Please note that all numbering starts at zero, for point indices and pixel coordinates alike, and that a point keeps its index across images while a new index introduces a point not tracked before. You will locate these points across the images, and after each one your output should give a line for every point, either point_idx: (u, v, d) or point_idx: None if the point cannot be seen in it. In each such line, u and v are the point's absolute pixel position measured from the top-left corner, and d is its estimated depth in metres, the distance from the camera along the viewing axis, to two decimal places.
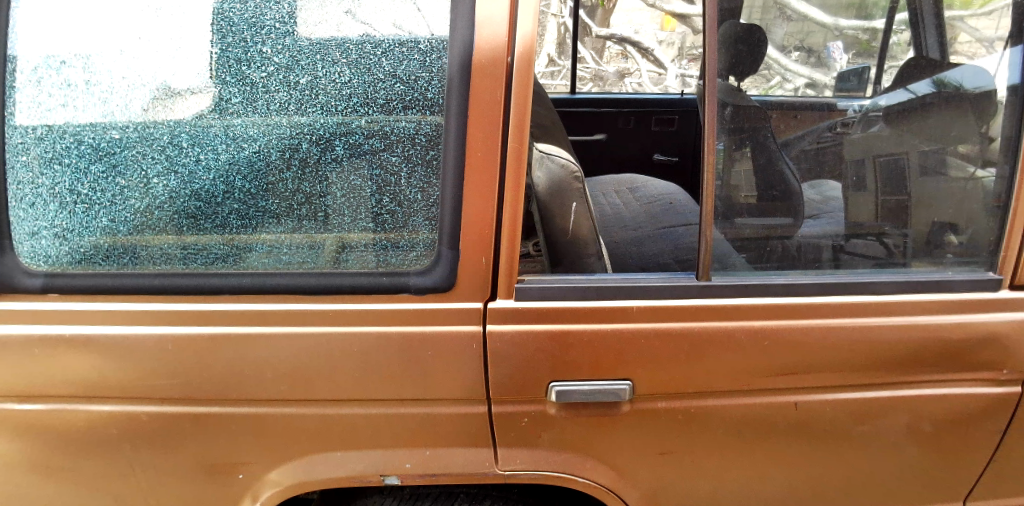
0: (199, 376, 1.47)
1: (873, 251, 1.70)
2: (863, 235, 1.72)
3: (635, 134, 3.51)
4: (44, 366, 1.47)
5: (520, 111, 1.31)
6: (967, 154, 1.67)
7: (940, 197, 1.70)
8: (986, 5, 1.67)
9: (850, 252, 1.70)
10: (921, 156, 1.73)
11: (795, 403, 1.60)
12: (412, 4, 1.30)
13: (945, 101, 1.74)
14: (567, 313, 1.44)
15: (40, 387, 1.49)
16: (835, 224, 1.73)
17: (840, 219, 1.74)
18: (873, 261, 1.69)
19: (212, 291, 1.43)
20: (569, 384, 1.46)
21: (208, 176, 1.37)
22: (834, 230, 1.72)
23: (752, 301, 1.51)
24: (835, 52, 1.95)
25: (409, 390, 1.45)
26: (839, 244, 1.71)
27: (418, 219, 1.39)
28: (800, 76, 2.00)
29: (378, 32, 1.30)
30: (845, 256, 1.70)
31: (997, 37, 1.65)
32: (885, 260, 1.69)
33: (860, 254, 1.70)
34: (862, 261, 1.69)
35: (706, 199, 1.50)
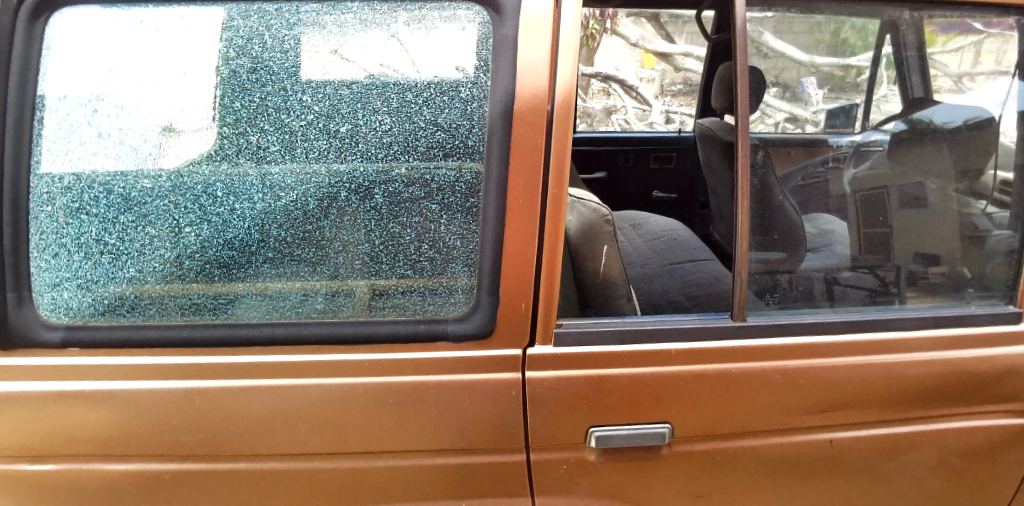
0: (226, 430, 1.42)
1: (866, 282, 1.71)
2: (856, 269, 1.73)
3: (632, 172, 3.54)
4: (62, 424, 1.42)
5: (561, 158, 1.31)
6: (944, 190, 1.73)
7: (946, 229, 1.74)
8: (951, 42, 1.69)
9: (843, 285, 1.71)
10: (903, 186, 1.75)
11: (830, 442, 1.56)
12: (400, 44, 1.31)
13: (919, 135, 1.78)
14: (606, 357, 1.42)
15: (57, 445, 1.43)
16: (842, 257, 1.73)
17: (847, 250, 1.74)
18: (864, 299, 1.70)
19: (244, 343, 1.40)
20: (608, 429, 1.44)
21: (243, 225, 1.35)
22: (843, 262, 1.73)
23: (787, 340, 1.51)
24: (809, 87, 1.81)
25: (446, 440, 1.42)
26: (832, 276, 1.71)
27: (456, 266, 1.38)
28: (782, 109, 1.83)
29: (364, 71, 1.30)
30: (839, 288, 1.70)
31: (963, 72, 1.72)
32: (876, 293, 1.71)
33: (854, 286, 1.71)
34: (855, 296, 1.70)
35: (740, 239, 1.50)
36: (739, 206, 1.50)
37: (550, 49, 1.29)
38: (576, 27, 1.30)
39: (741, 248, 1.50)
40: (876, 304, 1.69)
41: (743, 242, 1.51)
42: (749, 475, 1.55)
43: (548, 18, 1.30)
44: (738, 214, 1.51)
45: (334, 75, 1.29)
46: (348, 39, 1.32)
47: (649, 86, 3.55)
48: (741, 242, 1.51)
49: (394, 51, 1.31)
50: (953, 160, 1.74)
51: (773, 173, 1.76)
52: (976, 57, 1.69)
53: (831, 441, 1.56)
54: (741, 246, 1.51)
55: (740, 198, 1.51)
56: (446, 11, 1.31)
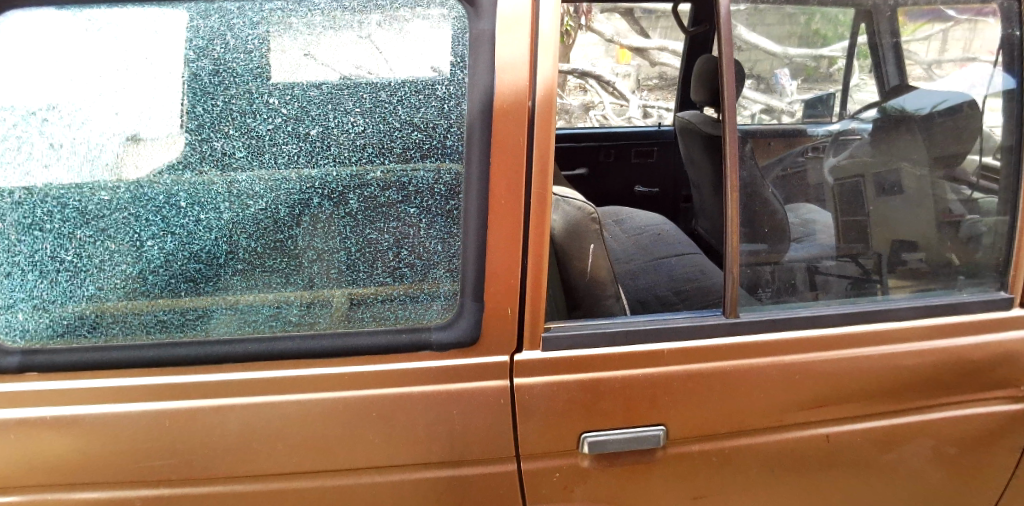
0: (202, 451, 1.35)
1: (847, 270, 1.67)
2: (838, 258, 1.69)
3: (615, 168, 3.48)
4: (24, 453, 1.34)
5: (544, 156, 1.26)
6: (918, 174, 1.72)
7: (926, 212, 1.72)
8: (919, 30, 1.68)
9: (826, 275, 1.67)
10: (879, 174, 1.72)
11: (826, 436, 1.53)
12: (373, 46, 1.24)
13: (891, 122, 1.76)
14: (598, 360, 1.37)
15: (23, 475, 1.35)
16: (826, 247, 1.69)
17: (832, 240, 1.69)
18: (846, 289, 1.65)
19: (217, 360, 1.32)
20: (602, 434, 1.38)
21: (210, 236, 1.27)
22: (827, 252, 1.68)
23: (782, 334, 1.47)
24: (783, 78, 1.73)
25: (433, 453, 1.36)
26: (814, 266, 1.67)
27: (437, 271, 1.32)
28: (757, 102, 1.74)
29: (337, 73, 1.23)
30: (821, 278, 1.66)
31: (932, 60, 1.70)
32: (857, 281, 1.67)
33: (836, 275, 1.67)
34: (836, 285, 1.66)
35: (731, 234, 1.46)
36: (730, 200, 1.45)
37: (530, 44, 1.24)
38: (556, 24, 1.24)
39: (733, 242, 1.46)
40: (861, 293, 1.65)
41: (733, 237, 1.46)
42: (748, 475, 1.50)
43: (527, 12, 1.24)
44: (727, 208, 1.47)
45: (304, 77, 1.23)
46: (315, 41, 1.25)
47: (626, 82, 3.39)
48: (733, 236, 1.46)
49: (364, 51, 1.24)
50: (929, 147, 1.72)
51: (757, 165, 1.69)
52: (943, 45, 1.68)
53: (828, 435, 1.53)
54: (733, 240, 1.46)
55: (730, 191, 1.46)
56: (418, 7, 1.24)
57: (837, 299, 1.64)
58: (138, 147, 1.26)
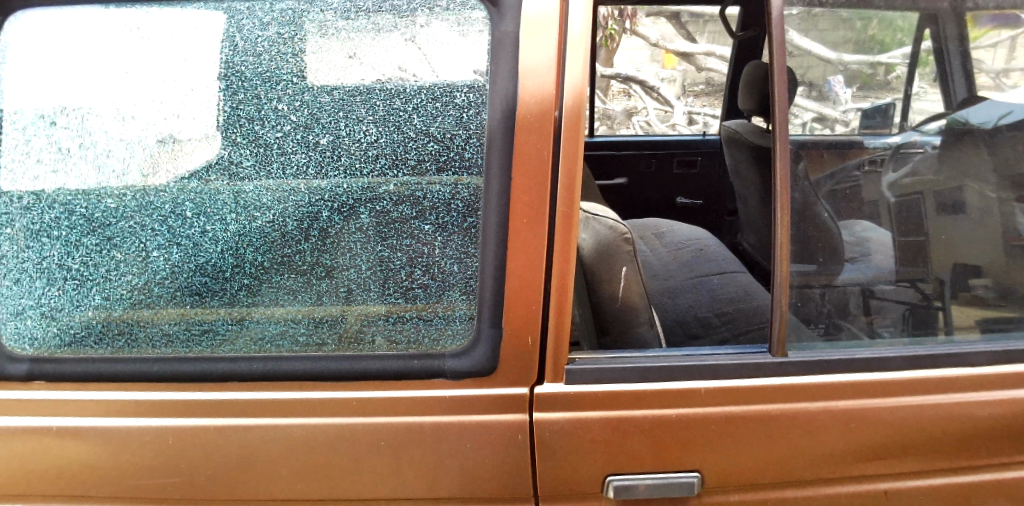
0: (205, 471, 1.30)
1: (905, 296, 1.48)
2: (896, 282, 1.50)
3: (657, 178, 3.32)
4: (31, 462, 1.31)
5: (571, 172, 1.15)
6: (982, 193, 1.55)
7: (992, 237, 1.53)
8: (987, 36, 1.59)
9: (881, 299, 1.48)
10: (939, 193, 1.54)
11: (885, 492, 1.36)
12: (417, 47, 1.15)
13: (956, 137, 1.62)
14: (626, 397, 1.25)
15: (30, 483, 1.33)
16: (882, 270, 1.50)
17: (890, 262, 1.50)
18: (901, 317, 1.47)
19: (221, 378, 1.26)
20: (628, 479, 1.27)
21: (216, 248, 1.20)
22: (885, 275, 1.49)
23: (836, 377, 1.32)
24: (835, 86, 1.55)
25: (444, 488, 1.27)
26: (869, 290, 1.48)
27: (453, 293, 1.22)
28: (808, 111, 1.53)
29: (386, 78, 1.15)
30: (875, 303, 1.48)
31: (1002, 68, 1.60)
32: (917, 308, 1.47)
33: (892, 301, 1.48)
34: (891, 312, 1.48)
35: (780, 263, 1.32)
36: (778, 224, 1.31)
37: (557, 48, 1.13)
38: (587, 24, 1.14)
39: (782, 271, 1.32)
40: (921, 324, 1.46)
41: (783, 266, 1.32)
42: None
43: (555, 15, 1.13)
44: (776, 232, 1.32)
45: (349, 81, 1.15)
46: (368, 43, 1.16)
47: (671, 87, 3.33)
48: (782, 264, 1.32)
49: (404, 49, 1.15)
50: (994, 163, 1.57)
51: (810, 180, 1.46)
52: (1011, 52, 1.57)
53: (887, 492, 1.36)
54: (781, 269, 1.32)
55: (779, 214, 1.31)
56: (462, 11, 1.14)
57: (889, 329, 1.46)
58: (177, 147, 1.19)
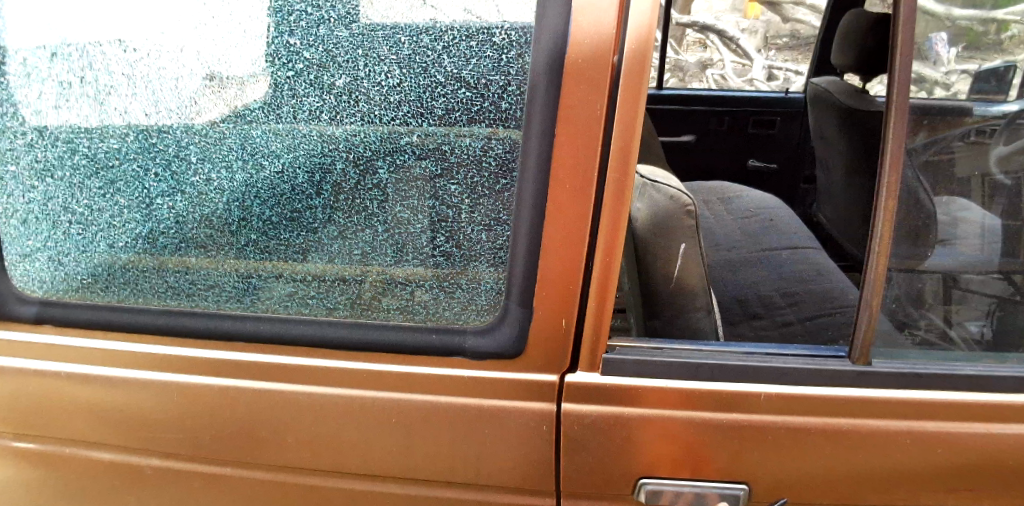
0: (210, 431, 1.22)
1: (993, 289, 1.21)
2: (985, 272, 1.22)
3: (729, 137, 3.05)
4: (43, 404, 1.28)
5: (627, 132, 0.97)
6: None
7: None
8: None
9: (965, 289, 1.21)
10: None
11: None
12: None
13: None
14: (670, 397, 1.09)
15: (43, 424, 1.29)
16: (968, 255, 1.22)
17: (977, 246, 1.22)
18: (985, 312, 1.21)
19: (227, 337, 1.17)
20: (664, 484, 1.12)
21: (221, 200, 1.08)
22: (970, 262, 1.22)
23: (925, 394, 1.12)
24: (938, 45, 1.17)
25: (458, 474, 1.16)
26: (954, 278, 1.21)
27: (480, 263, 1.07)
28: None
29: (445, 19, 0.97)
30: (959, 294, 1.21)
31: None
32: (1006, 302, 1.21)
33: (978, 292, 1.21)
34: (974, 305, 1.21)
35: (876, 258, 1.08)
36: (881, 213, 1.06)
37: None
38: None
39: (878, 268, 1.08)
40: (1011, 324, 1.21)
41: (878, 262, 1.09)
42: None
43: None
44: (876, 220, 1.08)
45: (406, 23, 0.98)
46: None
47: (751, 39, 2.78)
48: (877, 260, 1.09)
49: None
50: None
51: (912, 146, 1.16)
52: None
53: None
54: (876, 265, 1.09)
55: (883, 200, 1.06)
56: None
57: (967, 324, 1.21)
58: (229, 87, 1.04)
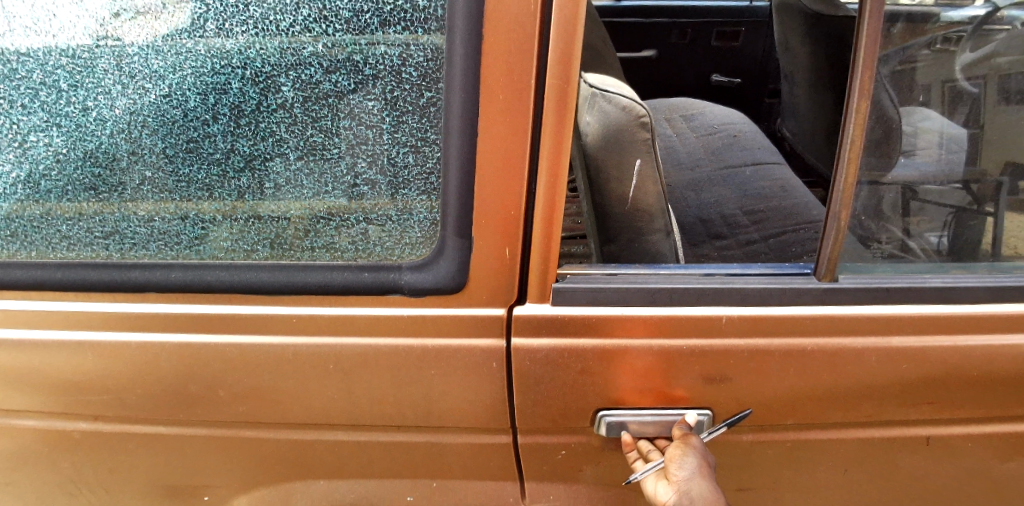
0: (134, 392, 1.12)
1: (952, 198, 1.14)
2: (945, 182, 1.16)
3: (692, 51, 2.90)
4: None
5: (569, 32, 0.85)
6: None
7: None
8: None
9: (922, 200, 1.14)
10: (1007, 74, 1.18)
11: (926, 439, 1.15)
12: None
13: None
14: (628, 326, 1.01)
15: None
16: (927, 168, 1.16)
17: (933, 159, 1.17)
18: (942, 223, 1.13)
19: (135, 289, 1.04)
20: (623, 414, 1.06)
21: (104, 132, 0.95)
22: (929, 174, 1.16)
23: (894, 309, 1.06)
24: None
25: (407, 418, 1.08)
26: (912, 188, 1.13)
27: (409, 191, 0.95)
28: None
29: None
30: (916, 204, 1.13)
31: None
32: (961, 213, 1.14)
33: (936, 203, 1.14)
34: (931, 216, 1.13)
35: (846, 167, 0.98)
36: (853, 117, 0.95)
37: None
38: None
39: (847, 178, 0.98)
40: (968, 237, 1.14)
41: (849, 172, 0.98)
42: (813, 473, 1.17)
43: None
44: (847, 125, 0.97)
45: None
46: None
47: None
48: (847, 170, 0.98)
49: None
50: None
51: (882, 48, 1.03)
52: None
53: (927, 438, 1.15)
54: (846, 174, 0.99)
55: (855, 101, 0.95)
56: None
57: (925, 236, 1.13)
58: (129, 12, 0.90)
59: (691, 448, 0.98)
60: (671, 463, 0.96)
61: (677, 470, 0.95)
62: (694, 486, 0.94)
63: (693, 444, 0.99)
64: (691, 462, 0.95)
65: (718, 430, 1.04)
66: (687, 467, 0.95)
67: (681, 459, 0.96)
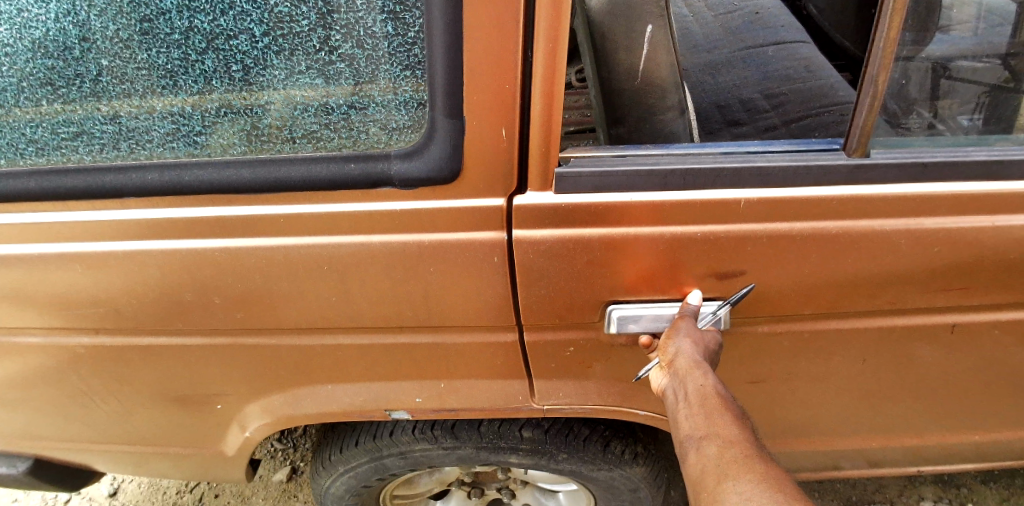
0: (128, 302, 1.07)
1: (988, 76, 1.03)
2: (982, 57, 1.03)
3: None
4: None
5: None
6: None
7: None
8: None
9: (953, 78, 1.02)
10: None
11: (954, 326, 1.08)
12: None
13: None
14: (638, 213, 0.94)
15: None
16: (965, 43, 1.03)
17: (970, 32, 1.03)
18: (973, 104, 1.03)
19: (112, 195, 0.97)
20: (633, 309, 1.00)
21: (48, 15, 0.87)
22: (964, 50, 1.02)
23: (931, 188, 0.96)
24: None
25: (408, 319, 1.03)
26: (942, 65, 1.00)
27: (391, 66, 0.87)
28: None
29: None
30: (946, 83, 1.01)
31: None
32: (997, 93, 1.02)
33: (969, 81, 1.02)
34: (962, 96, 1.02)
35: (890, 22, 0.85)
36: None
37: None
38: None
39: (891, 34, 0.85)
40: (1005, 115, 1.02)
41: (892, 28, 0.85)
42: (834, 364, 1.12)
43: None
44: None
45: None
46: None
47: None
48: (891, 25, 0.85)
49: None
50: None
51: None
52: None
53: (955, 326, 1.08)
54: (889, 31, 0.85)
55: None
56: None
57: (955, 119, 1.02)
58: None
59: (681, 327, 0.94)
60: (663, 352, 0.94)
61: (667, 354, 0.92)
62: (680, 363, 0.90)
63: (681, 327, 0.94)
64: (678, 341, 0.92)
65: (723, 310, 0.98)
66: (674, 346, 0.92)
67: (669, 346, 0.93)
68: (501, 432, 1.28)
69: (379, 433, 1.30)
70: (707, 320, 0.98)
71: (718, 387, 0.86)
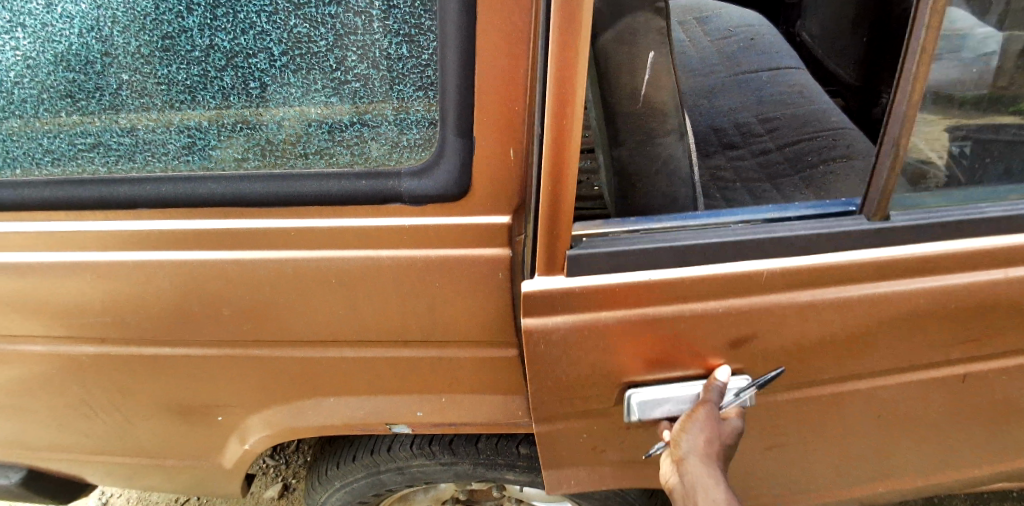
0: (135, 312, 1.09)
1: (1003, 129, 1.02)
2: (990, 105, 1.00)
3: None
4: None
5: None
6: None
7: None
8: None
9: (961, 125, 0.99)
10: None
11: (965, 376, 1.12)
12: None
13: None
14: (657, 292, 0.95)
15: None
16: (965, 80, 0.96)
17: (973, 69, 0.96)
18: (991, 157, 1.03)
19: (126, 206, 0.99)
20: (653, 394, 1.01)
21: (72, 30, 0.89)
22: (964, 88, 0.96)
23: (940, 246, 0.99)
24: None
25: (412, 332, 1.05)
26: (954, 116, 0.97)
27: (405, 86, 0.90)
28: None
29: None
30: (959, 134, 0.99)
31: None
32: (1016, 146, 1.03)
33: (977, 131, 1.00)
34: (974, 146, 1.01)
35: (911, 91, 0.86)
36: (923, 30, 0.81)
37: None
38: None
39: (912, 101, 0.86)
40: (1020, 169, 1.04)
41: (913, 95, 0.86)
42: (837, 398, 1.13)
43: None
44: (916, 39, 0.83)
45: None
46: None
47: None
48: (912, 93, 0.86)
49: None
50: None
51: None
52: None
53: (967, 376, 1.12)
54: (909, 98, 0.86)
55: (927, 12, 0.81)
56: None
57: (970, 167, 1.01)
58: None
59: (694, 422, 0.96)
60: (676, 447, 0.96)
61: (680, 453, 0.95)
62: (693, 471, 0.92)
63: (697, 421, 0.95)
64: (691, 441, 0.94)
65: (748, 391, 1.00)
66: (687, 447, 0.94)
67: (684, 441, 0.95)
68: (499, 448, 1.30)
69: (378, 449, 1.31)
70: (730, 401, 1.01)
71: (727, 494, 0.89)
